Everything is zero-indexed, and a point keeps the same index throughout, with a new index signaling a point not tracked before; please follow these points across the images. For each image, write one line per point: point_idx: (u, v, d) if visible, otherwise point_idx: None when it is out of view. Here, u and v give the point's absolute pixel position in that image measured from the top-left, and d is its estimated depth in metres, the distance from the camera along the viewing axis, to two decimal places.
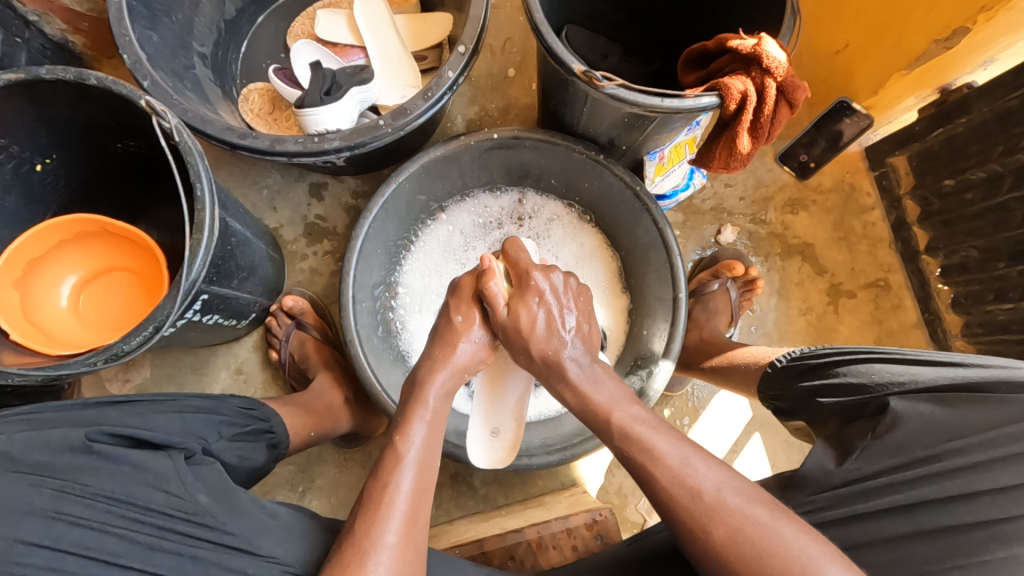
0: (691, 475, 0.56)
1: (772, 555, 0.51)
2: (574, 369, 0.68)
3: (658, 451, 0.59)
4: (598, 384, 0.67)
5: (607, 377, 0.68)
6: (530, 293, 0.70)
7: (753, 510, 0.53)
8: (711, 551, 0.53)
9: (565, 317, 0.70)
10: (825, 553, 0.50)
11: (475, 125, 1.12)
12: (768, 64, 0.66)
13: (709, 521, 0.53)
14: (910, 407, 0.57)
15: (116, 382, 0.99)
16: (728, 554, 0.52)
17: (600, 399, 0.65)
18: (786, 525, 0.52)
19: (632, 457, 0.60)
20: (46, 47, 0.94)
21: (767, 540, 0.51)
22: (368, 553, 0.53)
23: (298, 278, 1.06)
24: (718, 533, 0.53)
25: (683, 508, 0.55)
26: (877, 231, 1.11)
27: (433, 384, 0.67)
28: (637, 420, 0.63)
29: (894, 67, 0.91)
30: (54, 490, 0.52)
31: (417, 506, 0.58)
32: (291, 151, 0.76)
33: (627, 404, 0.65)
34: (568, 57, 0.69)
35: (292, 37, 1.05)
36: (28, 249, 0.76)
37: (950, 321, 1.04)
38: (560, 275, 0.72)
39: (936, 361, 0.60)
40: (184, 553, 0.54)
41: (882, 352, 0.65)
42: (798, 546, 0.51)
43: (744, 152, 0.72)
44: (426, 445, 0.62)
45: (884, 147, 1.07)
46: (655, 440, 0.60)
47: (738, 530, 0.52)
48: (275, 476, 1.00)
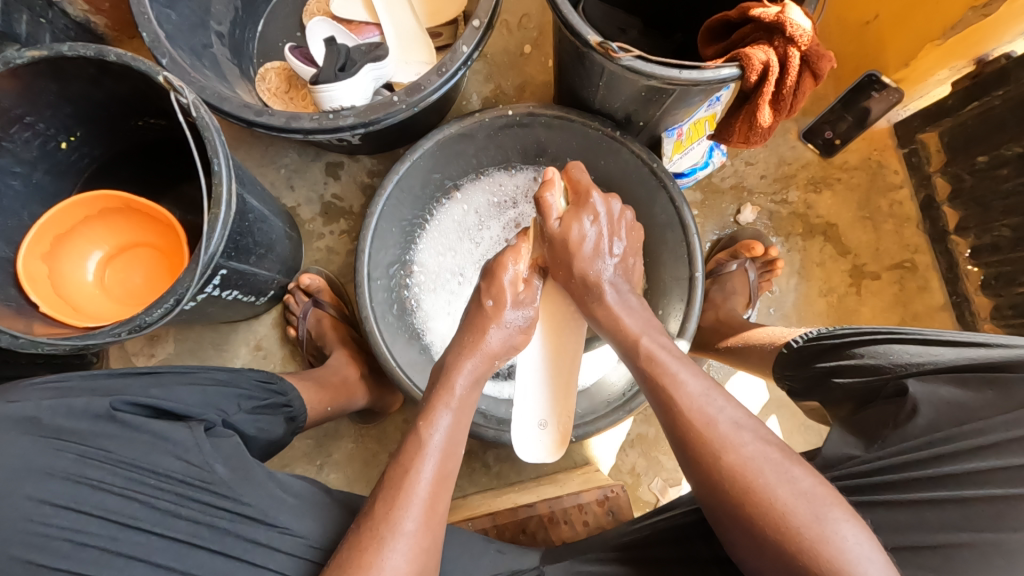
0: (709, 405, 0.57)
1: (776, 486, 0.51)
2: (611, 293, 0.70)
3: (680, 378, 0.61)
4: (630, 312, 0.69)
5: (640, 308, 0.71)
6: (588, 207, 0.72)
7: (765, 447, 0.54)
8: (715, 479, 0.54)
9: (612, 243, 0.73)
10: (831, 497, 0.50)
11: (490, 103, 1.11)
12: (791, 33, 0.63)
13: (721, 447, 0.54)
14: (929, 391, 0.55)
15: (141, 356, 1.02)
16: (732, 481, 0.53)
17: (631, 324, 0.68)
18: (794, 465, 0.53)
19: (653, 389, 0.62)
20: (69, 27, 0.95)
21: (773, 473, 0.52)
22: (387, 538, 0.54)
23: (316, 257, 1.07)
24: (726, 460, 0.54)
25: (695, 434, 0.56)
26: (905, 211, 1.07)
27: (462, 373, 0.67)
28: (664, 348, 0.65)
29: (927, 36, 0.87)
30: (77, 455, 0.55)
31: (438, 492, 0.59)
32: (306, 129, 0.77)
33: (656, 333, 0.67)
34: (582, 29, 0.67)
35: (308, 15, 1.04)
36: (56, 225, 0.78)
37: (979, 303, 1.01)
38: (618, 204, 0.75)
39: (959, 342, 0.59)
40: (201, 521, 0.57)
41: (903, 333, 0.63)
42: (804, 485, 0.51)
43: (765, 125, 0.71)
44: (450, 432, 0.62)
45: (915, 123, 1.03)
46: (679, 369, 0.62)
47: (748, 460, 0.53)
48: (294, 449, 1.03)
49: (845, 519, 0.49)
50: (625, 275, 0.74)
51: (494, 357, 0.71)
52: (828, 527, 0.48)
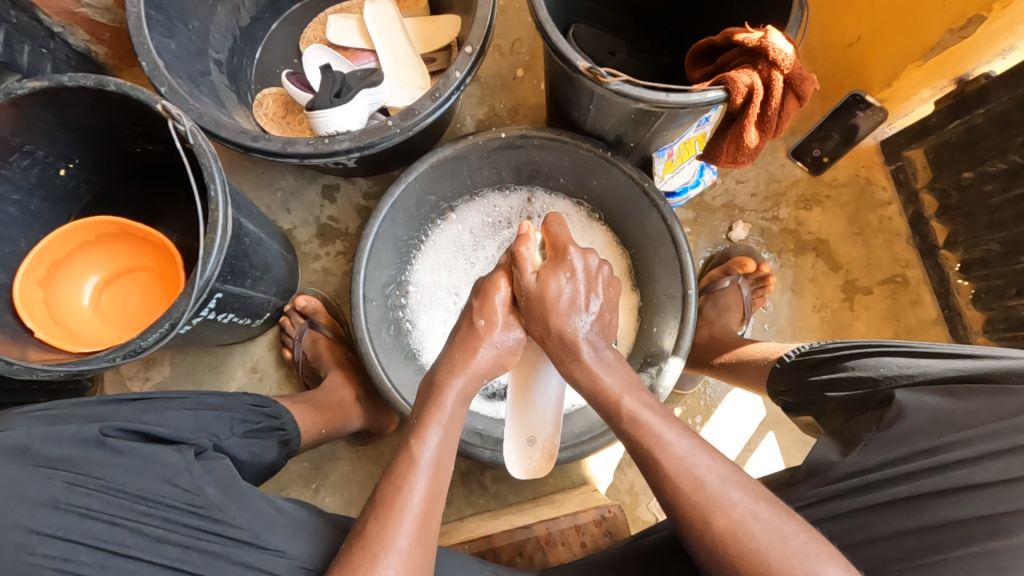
0: (695, 465, 0.56)
1: (772, 549, 0.50)
2: (588, 352, 0.69)
3: (665, 440, 0.59)
4: (609, 369, 0.68)
5: (618, 363, 0.70)
6: (566, 265, 0.72)
7: (756, 506, 0.52)
8: (709, 544, 0.53)
9: (589, 300, 0.72)
10: (824, 552, 0.50)
11: (484, 125, 1.13)
12: (775, 57, 0.65)
13: (710, 512, 0.53)
14: (916, 399, 0.56)
15: (136, 380, 1.02)
16: (725, 547, 0.51)
17: (610, 383, 0.67)
18: (786, 523, 0.51)
19: (636, 447, 0.60)
20: (70, 57, 0.97)
21: (765, 536, 0.51)
22: (380, 556, 0.53)
23: (312, 278, 1.07)
24: (718, 525, 0.52)
25: (684, 498, 0.55)
26: (894, 226, 1.09)
27: (451, 386, 0.68)
28: (646, 407, 0.63)
29: (908, 57, 0.89)
30: (65, 484, 0.54)
31: (430, 509, 0.58)
32: (302, 153, 0.78)
33: (637, 391, 0.66)
34: (571, 54, 0.69)
35: (304, 42, 1.07)
36: (53, 251, 0.79)
37: (972, 317, 1.02)
38: (596, 259, 0.75)
39: (944, 354, 0.59)
40: (191, 546, 0.56)
41: (892, 346, 0.64)
42: (798, 543, 0.50)
43: (752, 145, 0.72)
44: (441, 446, 0.62)
45: (900, 140, 1.05)
46: (662, 429, 0.60)
47: (739, 524, 0.52)
48: (289, 472, 1.02)
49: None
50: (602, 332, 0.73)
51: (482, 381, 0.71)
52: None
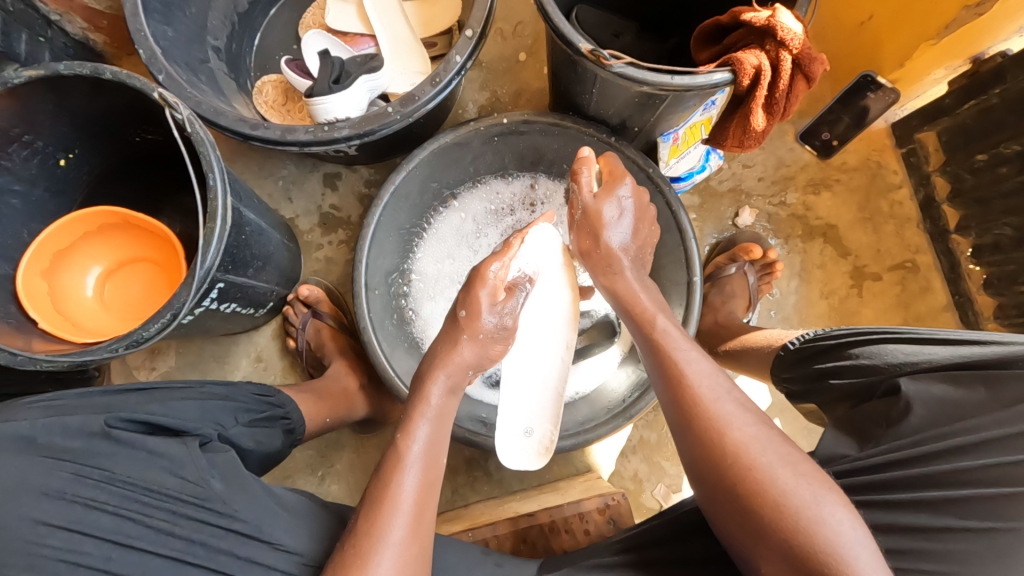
0: (716, 386, 0.58)
1: (773, 467, 0.52)
2: (629, 273, 0.70)
3: (688, 360, 0.61)
4: (645, 292, 0.70)
5: (654, 292, 0.71)
6: (616, 191, 0.71)
7: (767, 431, 0.55)
8: (712, 457, 0.55)
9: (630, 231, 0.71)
10: (825, 486, 0.51)
11: (486, 111, 1.11)
12: (783, 36, 0.63)
13: (724, 426, 0.55)
14: (922, 389, 0.55)
15: (143, 370, 1.02)
16: (729, 461, 0.54)
17: (645, 305, 0.68)
18: (795, 453, 0.53)
19: (662, 364, 0.62)
20: (68, 45, 0.97)
21: (774, 456, 0.53)
22: (370, 553, 0.54)
23: (315, 267, 1.07)
24: (726, 441, 0.54)
25: (700, 409, 0.57)
26: (905, 211, 1.07)
27: (437, 381, 0.65)
28: (675, 331, 0.64)
29: (922, 36, 0.87)
30: (72, 473, 0.55)
31: (422, 502, 0.58)
32: (302, 141, 0.77)
33: (669, 316, 0.67)
34: (574, 37, 0.68)
35: (304, 28, 1.05)
36: (56, 241, 0.79)
37: (983, 303, 1.00)
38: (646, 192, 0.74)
39: (951, 340, 0.58)
40: (196, 540, 0.57)
41: (899, 332, 0.63)
42: (800, 473, 0.52)
43: (758, 129, 0.70)
44: (430, 439, 0.62)
45: (913, 122, 1.03)
46: (687, 352, 0.62)
47: (750, 441, 0.54)
48: (295, 461, 1.03)
49: (838, 505, 0.50)
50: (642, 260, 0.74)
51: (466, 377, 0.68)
52: (822, 511, 0.49)
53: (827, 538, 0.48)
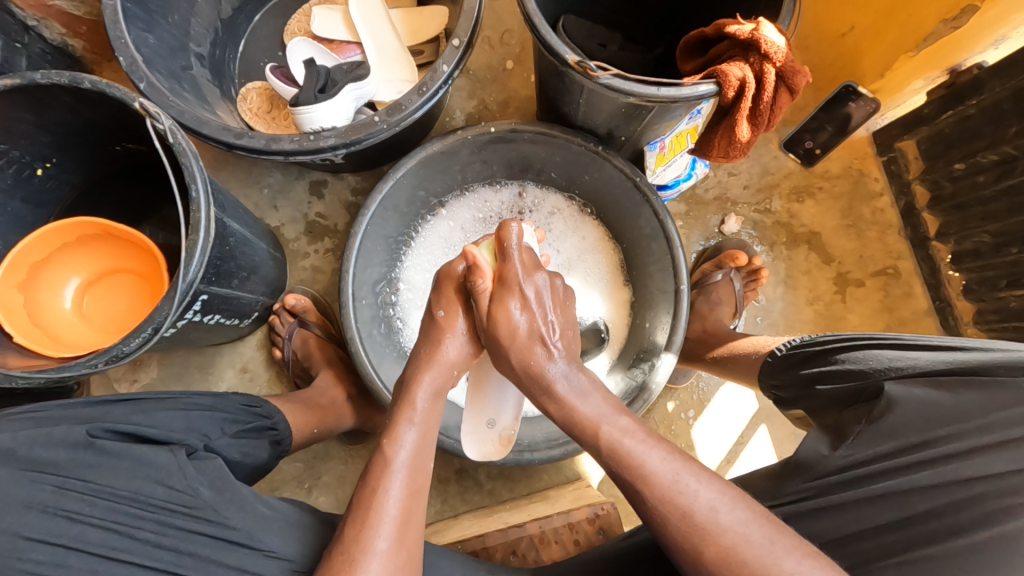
0: (681, 494, 0.53)
1: (768, 573, 0.48)
2: (559, 381, 0.64)
3: (647, 468, 0.56)
4: (583, 397, 0.63)
5: (594, 389, 0.65)
6: (508, 301, 0.66)
7: (747, 529, 0.51)
8: (702, 572, 0.51)
9: (550, 324, 0.67)
10: (821, 572, 0.48)
11: (474, 119, 1.11)
12: (766, 50, 0.64)
13: (701, 540, 0.51)
14: (905, 391, 0.56)
15: (124, 382, 1.00)
16: (718, 575, 0.50)
17: (587, 414, 0.62)
18: (781, 546, 0.49)
19: (618, 476, 0.57)
20: (47, 51, 0.95)
21: (764, 557, 0.49)
22: (359, 560, 0.53)
23: (301, 276, 1.06)
24: (710, 554, 0.51)
25: (674, 525, 0.53)
26: (886, 218, 1.09)
27: (420, 384, 0.66)
28: (625, 434, 0.59)
29: (901, 49, 0.89)
30: (55, 486, 0.54)
31: (409, 508, 0.58)
32: (287, 150, 0.76)
33: (616, 417, 0.62)
34: (561, 48, 0.68)
35: (289, 35, 1.04)
36: (28, 255, 0.76)
37: (962, 308, 1.02)
38: (546, 277, 0.68)
39: (933, 346, 0.59)
40: (183, 550, 0.55)
41: (881, 339, 0.64)
42: (792, 564, 0.48)
43: (743, 140, 0.71)
44: (417, 446, 0.62)
45: (893, 131, 1.05)
46: (645, 457, 0.57)
47: (731, 549, 0.50)
48: (282, 473, 1.01)
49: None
50: (569, 349, 0.68)
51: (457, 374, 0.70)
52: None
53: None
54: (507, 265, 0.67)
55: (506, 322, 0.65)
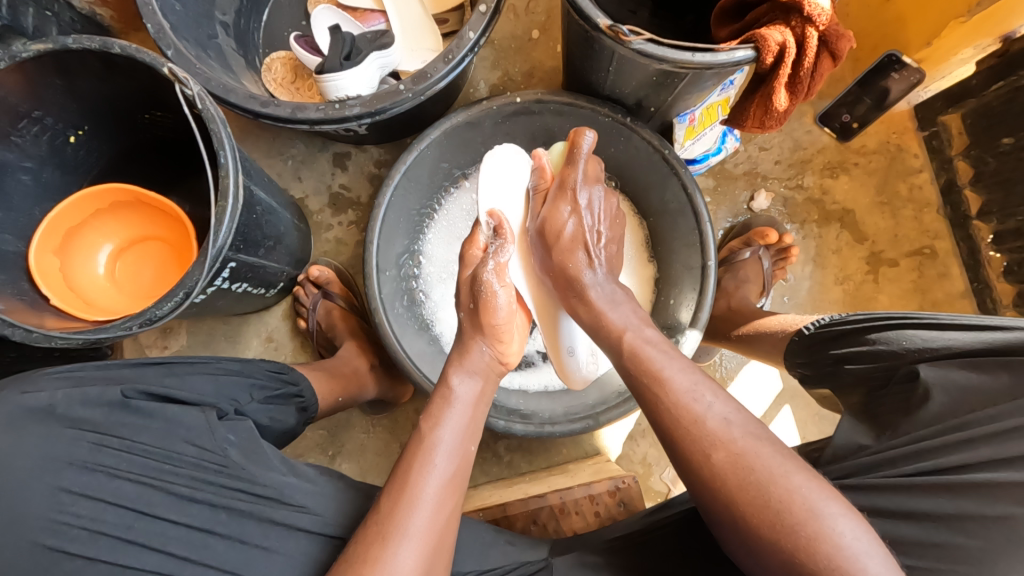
0: (697, 402, 0.54)
1: (773, 481, 0.48)
2: (595, 290, 0.68)
3: (667, 375, 0.57)
4: (615, 306, 0.66)
5: (626, 301, 0.68)
6: (562, 206, 0.71)
7: (757, 443, 0.51)
8: (707, 477, 0.51)
9: (597, 234, 0.71)
10: (824, 492, 0.48)
11: (498, 90, 1.09)
12: (810, 12, 0.61)
13: (711, 445, 0.51)
14: (942, 374, 0.53)
15: (155, 349, 1.03)
16: (724, 479, 0.50)
17: (613, 320, 0.65)
18: (791, 462, 0.50)
19: (637, 385, 0.59)
20: (75, 20, 0.95)
21: (778, 466, 0.49)
22: (391, 533, 0.52)
23: (325, 248, 1.07)
24: (718, 459, 0.51)
25: (684, 432, 0.53)
26: (925, 195, 1.04)
27: (458, 369, 0.65)
28: (649, 343, 0.61)
29: (951, 14, 0.84)
30: (93, 443, 0.56)
31: (448, 489, 0.56)
32: (313, 119, 0.76)
33: (641, 328, 0.64)
34: (592, 11, 0.65)
35: (312, 3, 1.03)
36: (67, 218, 0.79)
37: (1002, 290, 0.99)
38: (601, 192, 0.73)
39: (971, 324, 0.56)
40: (217, 504, 0.57)
41: (917, 317, 0.61)
42: (798, 482, 0.48)
43: (781, 109, 0.68)
44: (457, 429, 0.60)
45: (936, 104, 1.00)
46: (665, 364, 0.58)
47: (739, 457, 0.50)
48: (306, 440, 1.04)
49: (839, 511, 0.47)
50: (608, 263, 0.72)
51: (500, 357, 0.68)
52: (823, 513, 0.47)
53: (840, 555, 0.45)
54: (570, 169, 0.73)
55: (556, 223, 0.71)
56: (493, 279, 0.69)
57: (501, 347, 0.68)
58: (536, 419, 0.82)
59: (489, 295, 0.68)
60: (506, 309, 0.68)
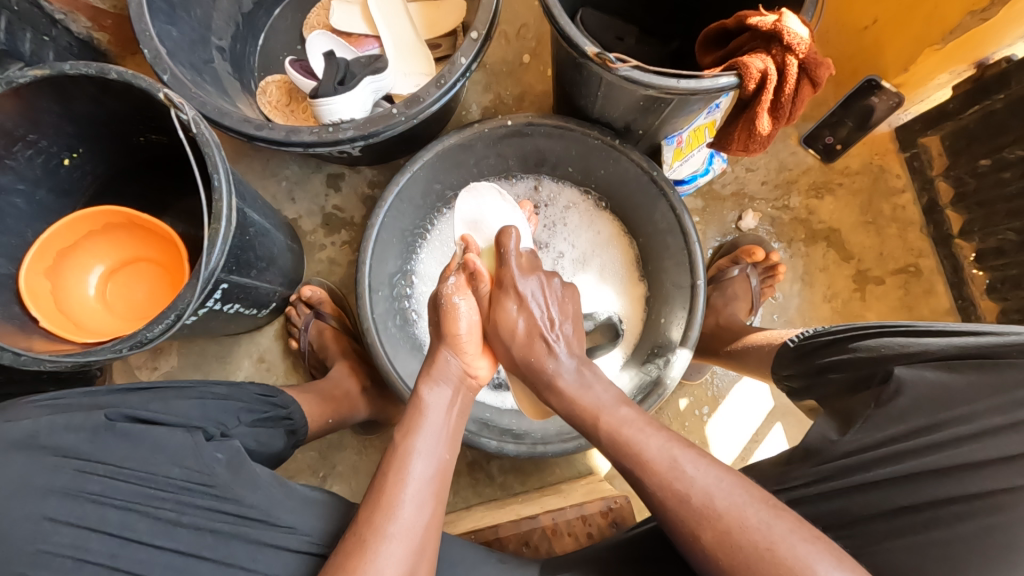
0: (679, 478, 0.54)
1: (762, 555, 0.49)
2: (564, 374, 0.65)
3: (646, 455, 0.57)
4: (588, 389, 0.64)
5: (600, 380, 0.66)
6: (506, 306, 0.67)
7: (744, 511, 0.51)
8: (700, 553, 0.53)
9: (550, 318, 0.67)
10: (815, 551, 0.49)
11: (490, 113, 1.12)
12: (789, 41, 0.63)
13: (698, 525, 0.52)
14: (915, 373, 0.55)
15: (145, 370, 1.02)
16: (716, 557, 0.52)
17: (588, 404, 0.63)
18: (779, 523, 0.50)
19: (620, 463, 0.59)
20: (72, 45, 0.97)
21: (775, 536, 0.50)
22: (369, 541, 0.53)
23: (318, 268, 1.07)
24: (706, 537, 0.52)
25: (671, 509, 0.54)
26: (908, 215, 1.07)
27: (429, 382, 0.65)
28: (625, 424, 0.60)
29: (926, 40, 0.87)
30: (75, 469, 0.55)
31: (431, 494, 0.57)
32: (307, 142, 0.77)
33: (617, 407, 0.62)
34: (580, 39, 0.67)
35: (308, 28, 1.05)
36: (59, 240, 0.79)
37: (986, 307, 1.00)
38: (540, 280, 0.69)
39: (949, 330, 0.57)
40: (204, 527, 0.56)
41: (894, 326, 0.62)
42: (788, 547, 0.49)
43: (764, 133, 0.71)
44: (434, 437, 0.61)
45: (916, 127, 1.03)
46: (643, 444, 0.58)
47: (725, 534, 0.51)
48: (297, 462, 1.03)
49: (832, 569, 0.48)
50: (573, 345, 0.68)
51: (469, 370, 0.69)
52: (817, 573, 0.48)
53: None
54: (505, 269, 0.69)
55: (506, 323, 0.67)
56: (451, 295, 0.69)
57: (468, 359, 0.68)
58: (529, 439, 0.82)
59: (450, 306, 0.68)
60: (468, 326, 0.68)
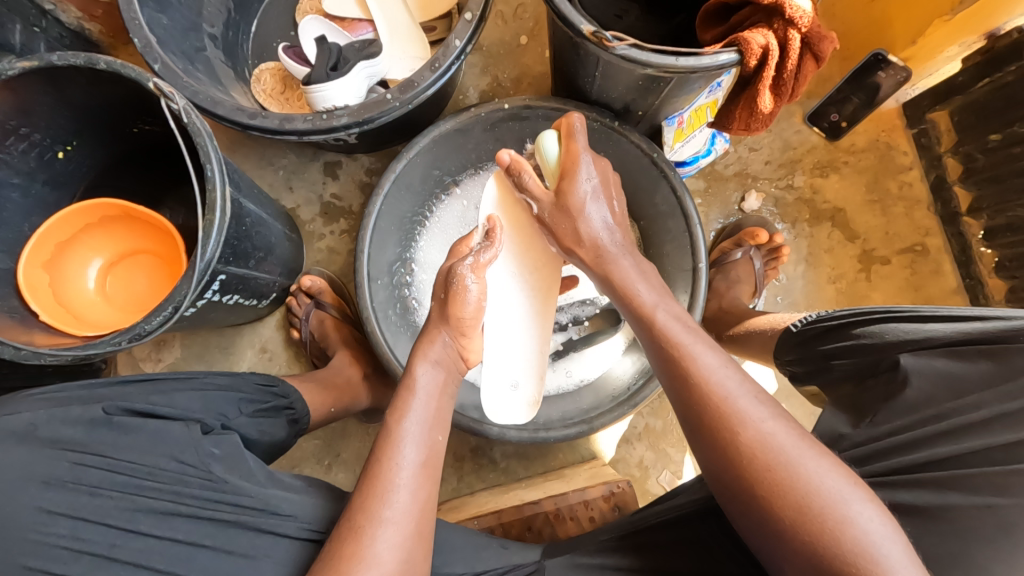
0: (727, 381, 0.52)
1: (799, 463, 0.47)
2: (620, 257, 0.64)
3: (696, 351, 0.55)
4: (644, 278, 0.63)
5: (651, 272, 0.64)
6: (577, 175, 0.65)
7: (785, 426, 0.50)
8: (734, 457, 0.49)
9: (612, 202, 0.66)
10: (847, 485, 0.47)
11: (487, 96, 1.10)
12: (791, 14, 0.62)
13: (739, 423, 0.50)
14: (923, 362, 0.54)
15: (149, 362, 1.03)
16: (753, 459, 0.48)
17: (644, 295, 0.61)
18: (814, 449, 0.49)
19: (670, 359, 0.55)
20: (63, 35, 0.96)
21: (814, 476, 0.47)
22: (365, 526, 0.52)
23: (317, 257, 1.07)
24: (747, 437, 0.49)
25: (713, 409, 0.51)
26: (915, 193, 1.05)
27: (423, 357, 0.64)
28: (677, 320, 0.58)
29: (936, 12, 0.84)
30: (71, 462, 0.56)
31: (422, 478, 0.56)
32: (301, 130, 0.76)
33: (669, 302, 0.61)
34: (576, 18, 0.66)
35: (301, 13, 1.03)
36: (56, 234, 0.79)
37: (994, 286, 0.99)
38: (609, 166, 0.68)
39: (954, 315, 0.56)
40: (203, 516, 0.57)
41: (899, 310, 0.61)
42: (824, 473, 0.47)
43: (765, 111, 0.69)
44: (424, 419, 0.59)
45: (924, 102, 1.01)
46: (694, 343, 0.56)
47: (767, 437, 0.49)
48: (302, 450, 1.04)
49: (862, 504, 0.46)
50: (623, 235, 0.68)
51: (463, 353, 0.67)
52: (849, 510, 0.45)
53: (856, 547, 0.44)
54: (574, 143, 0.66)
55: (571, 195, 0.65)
56: (467, 274, 0.67)
57: (464, 342, 0.67)
58: (530, 425, 0.82)
59: (459, 288, 0.66)
60: (477, 303, 0.67)
